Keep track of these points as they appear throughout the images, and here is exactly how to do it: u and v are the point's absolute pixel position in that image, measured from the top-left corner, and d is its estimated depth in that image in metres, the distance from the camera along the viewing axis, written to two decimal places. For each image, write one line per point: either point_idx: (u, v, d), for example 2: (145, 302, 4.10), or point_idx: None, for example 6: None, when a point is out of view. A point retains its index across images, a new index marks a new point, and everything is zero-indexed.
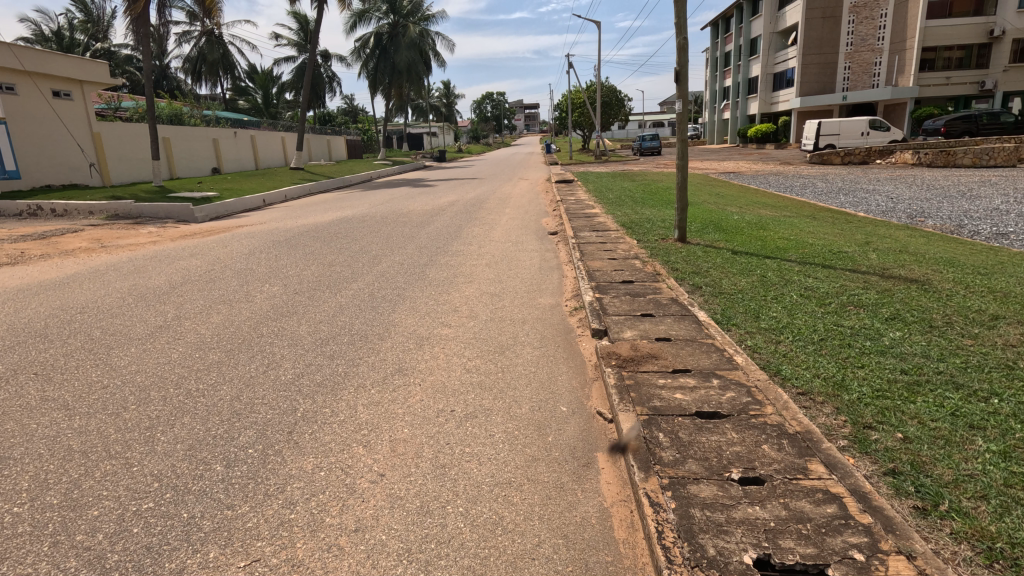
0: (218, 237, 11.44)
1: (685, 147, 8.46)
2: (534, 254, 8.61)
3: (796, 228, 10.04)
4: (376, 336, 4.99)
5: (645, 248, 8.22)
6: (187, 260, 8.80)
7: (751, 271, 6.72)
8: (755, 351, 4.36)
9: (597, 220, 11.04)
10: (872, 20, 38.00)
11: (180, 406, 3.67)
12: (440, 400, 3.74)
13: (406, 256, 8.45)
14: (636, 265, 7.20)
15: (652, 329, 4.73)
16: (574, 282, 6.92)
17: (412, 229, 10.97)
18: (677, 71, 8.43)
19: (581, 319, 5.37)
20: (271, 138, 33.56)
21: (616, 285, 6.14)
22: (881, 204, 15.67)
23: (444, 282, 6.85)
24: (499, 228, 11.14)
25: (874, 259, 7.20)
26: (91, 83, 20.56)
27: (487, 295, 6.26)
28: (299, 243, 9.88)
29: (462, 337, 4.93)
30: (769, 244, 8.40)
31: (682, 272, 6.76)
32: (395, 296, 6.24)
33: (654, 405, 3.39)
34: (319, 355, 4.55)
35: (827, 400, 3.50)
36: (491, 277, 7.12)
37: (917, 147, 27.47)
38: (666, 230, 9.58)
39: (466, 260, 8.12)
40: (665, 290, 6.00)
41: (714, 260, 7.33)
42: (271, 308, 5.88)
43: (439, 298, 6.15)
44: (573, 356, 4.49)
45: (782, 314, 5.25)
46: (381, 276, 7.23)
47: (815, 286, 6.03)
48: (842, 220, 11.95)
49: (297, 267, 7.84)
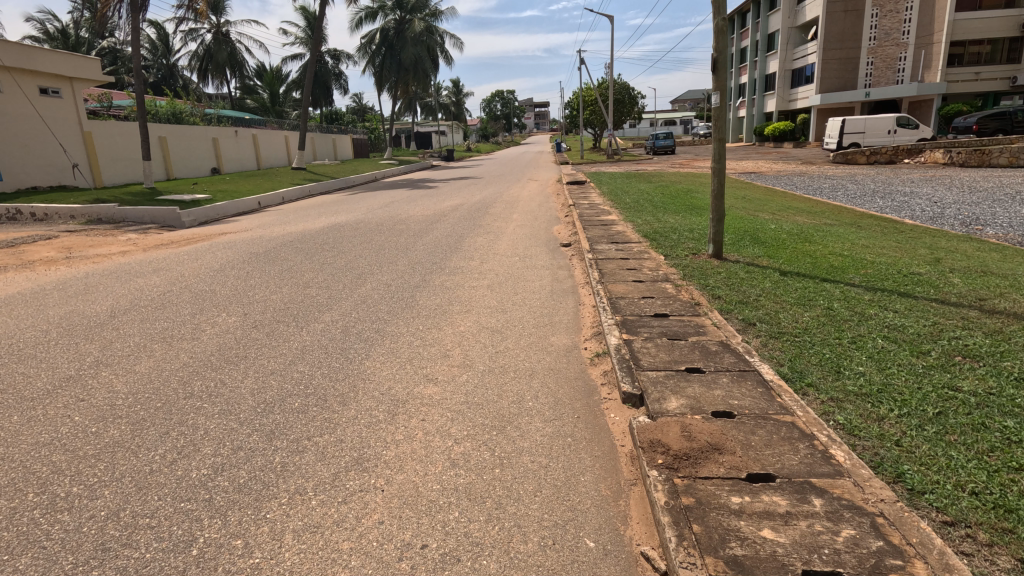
0: (196, 246, 10.37)
1: (723, 148, 7.22)
2: (545, 273, 7.43)
3: (846, 240, 8.76)
4: (337, 398, 3.79)
5: (676, 266, 6.99)
6: (147, 277, 7.69)
7: (813, 301, 5.48)
8: (854, 433, 3.15)
9: (615, 229, 9.91)
10: (898, 13, 36.22)
11: (27, 532, 2.51)
12: (409, 525, 2.55)
13: (396, 274, 7.30)
14: (669, 290, 5.98)
15: (705, 396, 3.53)
16: (593, 311, 5.72)
17: (407, 239, 9.85)
18: (715, 58, 7.18)
19: (607, 373, 4.15)
20: (273, 137, 32.53)
21: (648, 322, 4.95)
22: (925, 208, 14.35)
23: (435, 312, 5.68)
24: (504, 238, 9.96)
25: (958, 285, 5.96)
26: (82, 80, 19.69)
27: (488, 332, 5.11)
28: (279, 255, 8.76)
29: (450, 403, 3.73)
30: (822, 262, 7.15)
31: (726, 301, 5.53)
32: (373, 334, 5.05)
33: (733, 554, 2.19)
34: (255, 432, 3.36)
35: (999, 545, 2.27)
36: (493, 304, 5.95)
37: (948, 145, 25.94)
38: (696, 242, 8.35)
39: (465, 280, 6.97)
40: (710, 329, 4.77)
41: (761, 284, 6.12)
42: (215, 351, 4.69)
43: (427, 337, 4.97)
44: (601, 437, 3.30)
45: (869, 367, 4.01)
46: (361, 303, 6.05)
47: (900, 323, 4.80)
48: (891, 228, 10.68)
49: (266, 290, 6.70)
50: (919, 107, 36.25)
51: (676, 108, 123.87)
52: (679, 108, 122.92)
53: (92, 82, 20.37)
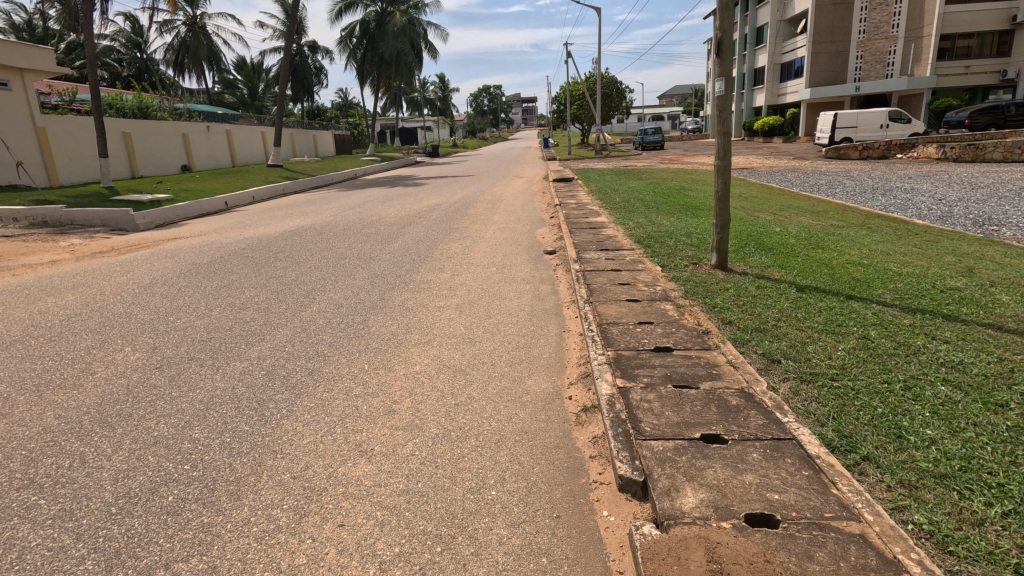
0: (138, 255, 9.22)
1: (728, 144, 6.28)
2: (525, 288, 6.44)
3: (862, 246, 7.89)
4: (227, 489, 2.75)
5: (675, 281, 6.03)
6: (60, 295, 6.57)
7: (844, 328, 4.55)
8: (950, 553, 2.21)
9: (604, 233, 8.99)
10: (887, 6, 35.63)
11: None
12: None
13: (352, 291, 6.28)
14: (669, 313, 5.02)
15: (730, 485, 2.57)
16: (580, 340, 4.73)
17: (374, 246, 8.80)
18: (719, 39, 6.20)
19: (597, 441, 3.16)
20: (249, 133, 31.13)
21: (647, 361, 3.97)
22: (930, 207, 13.59)
23: (387, 344, 4.66)
24: (482, 244, 8.96)
25: (1009, 304, 5.07)
26: (34, 71, 18.49)
27: (449, 374, 4.11)
28: (224, 266, 7.68)
29: (381, 495, 2.71)
30: (843, 274, 6.27)
31: (739, 328, 4.58)
32: (304, 377, 4.02)
33: None
34: (88, 557, 2.31)
35: None
36: (461, 332, 4.93)
37: (941, 139, 25.32)
38: (696, 250, 7.42)
39: (431, 299, 5.99)
40: (727, 372, 3.79)
41: (778, 304, 5.18)
42: (93, 409, 3.60)
43: (370, 383, 3.95)
44: (589, 556, 2.33)
45: (938, 429, 3.06)
46: (301, 331, 5.00)
47: (958, 359, 3.88)
48: (903, 229, 9.87)
49: (191, 314, 5.61)
50: (909, 101, 35.72)
51: (661, 103, 124.16)
52: (665, 104, 123.05)
53: (47, 74, 19.08)
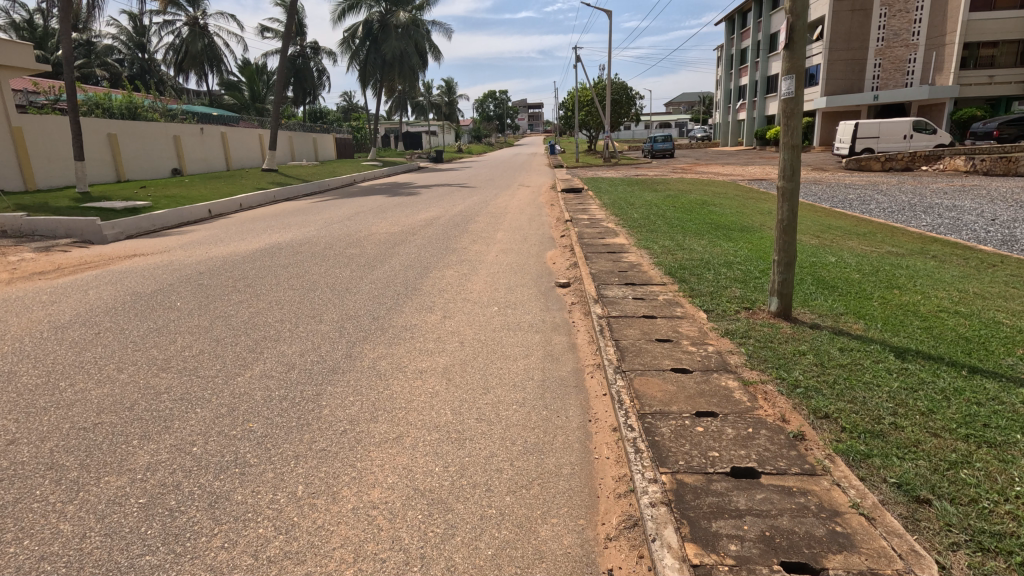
0: (79, 278, 7.89)
1: (797, 160, 4.89)
2: (533, 339, 5.06)
3: (945, 284, 6.46)
4: None
5: (730, 337, 4.64)
6: None
7: (997, 433, 3.12)
8: None
9: (626, 259, 7.64)
10: (908, 12, 34.12)
11: None
12: None
13: (314, 342, 4.93)
14: (735, 396, 3.62)
15: None
16: (616, 442, 3.31)
17: (354, 273, 7.44)
18: (790, 26, 4.77)
19: None
20: (245, 135, 29.82)
21: (727, 501, 2.56)
22: (983, 228, 12.17)
23: (337, 445, 3.25)
24: (481, 271, 7.64)
25: None
26: (8, 67, 17.21)
27: (423, 509, 2.71)
28: (169, 299, 6.33)
29: None
30: (946, 329, 4.85)
31: (845, 429, 3.19)
32: (203, 517, 2.63)
33: None
34: None
35: None
36: (445, 422, 3.50)
37: (970, 152, 23.87)
38: (744, 288, 6.03)
39: (414, 355, 4.62)
40: (864, 533, 2.36)
41: (883, 382, 3.75)
42: None
43: (298, 534, 2.53)
44: None
45: None
46: (226, 415, 3.61)
47: None
48: (975, 258, 8.42)
49: (91, 378, 4.22)
50: (931, 111, 34.23)
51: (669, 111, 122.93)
52: (670, 112, 122.01)
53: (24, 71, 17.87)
